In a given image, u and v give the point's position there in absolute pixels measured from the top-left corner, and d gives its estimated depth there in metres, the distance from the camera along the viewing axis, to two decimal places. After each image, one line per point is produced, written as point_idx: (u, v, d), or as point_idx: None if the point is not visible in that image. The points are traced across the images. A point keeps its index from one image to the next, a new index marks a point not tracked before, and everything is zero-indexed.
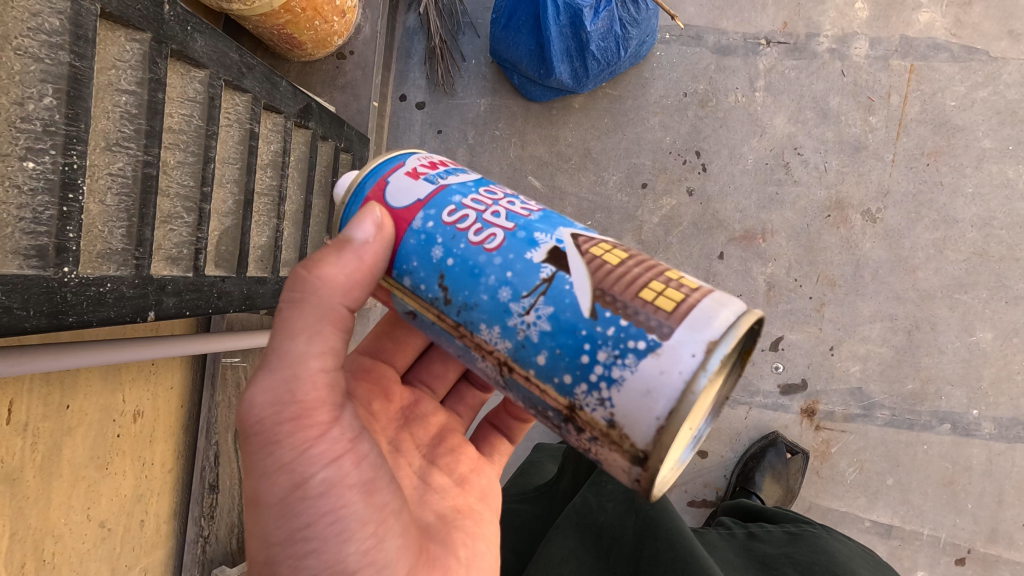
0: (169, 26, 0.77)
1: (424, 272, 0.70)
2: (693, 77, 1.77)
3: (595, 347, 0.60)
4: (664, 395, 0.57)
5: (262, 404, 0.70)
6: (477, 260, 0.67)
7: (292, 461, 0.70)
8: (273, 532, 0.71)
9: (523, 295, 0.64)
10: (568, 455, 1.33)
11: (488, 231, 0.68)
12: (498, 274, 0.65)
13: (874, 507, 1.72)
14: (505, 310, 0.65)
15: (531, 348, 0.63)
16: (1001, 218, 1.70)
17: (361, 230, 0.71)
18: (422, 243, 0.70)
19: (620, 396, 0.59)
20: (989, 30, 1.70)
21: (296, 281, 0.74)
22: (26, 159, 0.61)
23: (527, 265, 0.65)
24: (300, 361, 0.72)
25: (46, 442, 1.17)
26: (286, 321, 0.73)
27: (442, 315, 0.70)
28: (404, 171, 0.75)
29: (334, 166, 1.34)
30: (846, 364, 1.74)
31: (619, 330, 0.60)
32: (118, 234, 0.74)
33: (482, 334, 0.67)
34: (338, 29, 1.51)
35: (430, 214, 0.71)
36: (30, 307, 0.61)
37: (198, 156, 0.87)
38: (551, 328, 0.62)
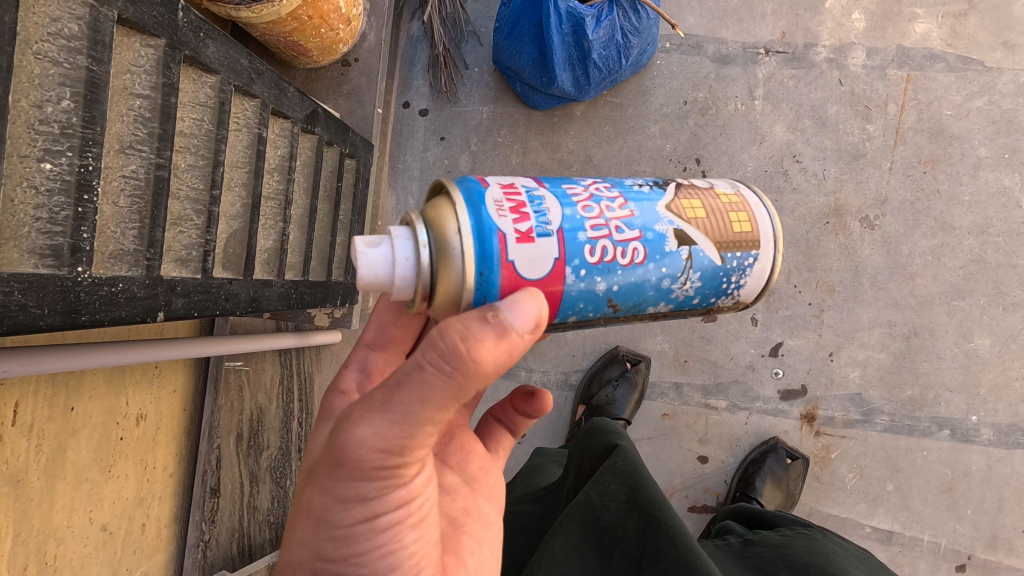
0: (183, 32, 0.79)
1: (593, 306, 0.75)
2: (693, 85, 1.80)
3: (729, 277, 0.80)
4: (773, 272, 0.83)
5: (370, 449, 0.66)
6: (639, 278, 0.75)
7: (373, 499, 0.70)
8: (327, 548, 0.73)
9: (678, 277, 0.77)
10: (577, 448, 1.34)
11: (630, 246, 0.75)
12: (657, 275, 0.76)
13: (874, 513, 1.73)
14: (666, 292, 0.78)
15: (689, 301, 0.80)
16: (998, 225, 1.72)
17: (521, 314, 0.64)
18: (587, 289, 0.74)
19: (746, 289, 0.83)
20: (984, 41, 1.73)
21: (445, 348, 0.61)
22: (44, 160, 0.62)
23: (671, 257, 0.77)
24: (420, 425, 0.65)
25: (50, 443, 1.17)
26: (419, 381, 0.63)
27: (612, 323, 0.79)
28: (513, 239, 0.71)
29: (339, 171, 1.36)
30: (845, 370, 1.75)
31: (737, 260, 0.80)
32: (130, 234, 0.75)
33: (649, 314, 0.80)
34: (344, 36, 1.53)
35: (578, 262, 0.73)
36: (45, 305, 0.62)
37: (208, 160, 0.88)
38: (701, 283, 0.79)
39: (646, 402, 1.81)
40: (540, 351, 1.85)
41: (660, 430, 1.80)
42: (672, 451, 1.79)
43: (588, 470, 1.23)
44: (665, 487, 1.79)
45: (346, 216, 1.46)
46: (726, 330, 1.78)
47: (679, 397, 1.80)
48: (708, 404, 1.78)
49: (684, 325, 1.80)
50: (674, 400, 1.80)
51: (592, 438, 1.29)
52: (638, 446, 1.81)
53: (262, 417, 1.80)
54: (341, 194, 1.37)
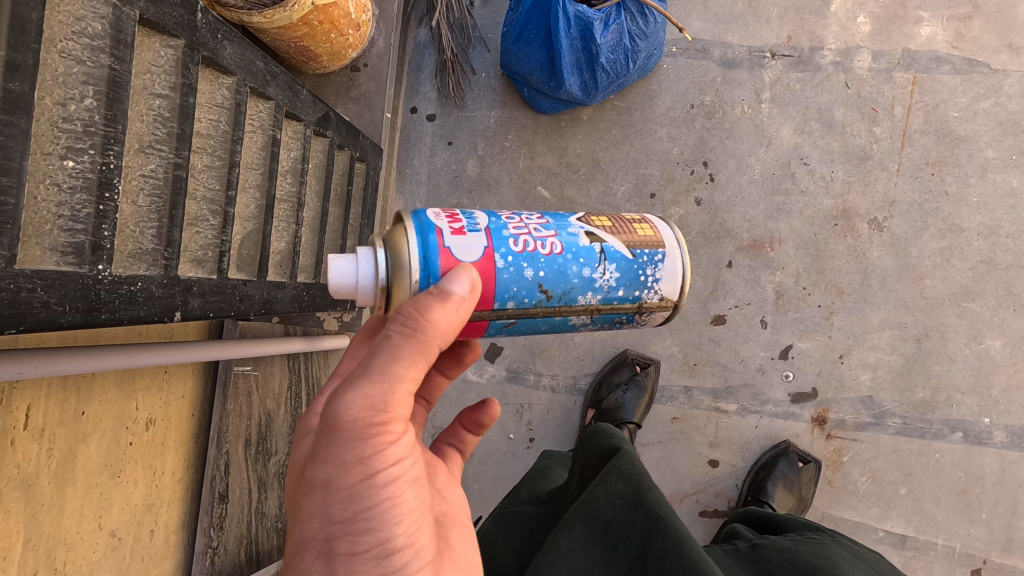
0: (201, 33, 0.79)
1: (526, 290, 0.83)
2: (699, 89, 1.80)
3: (643, 270, 0.89)
4: (685, 269, 0.91)
5: (359, 406, 0.71)
6: (560, 265, 0.85)
7: (371, 457, 0.72)
8: (336, 513, 0.72)
9: (595, 266, 0.86)
10: (579, 453, 1.34)
11: (547, 240, 0.86)
12: (575, 263, 0.85)
13: (887, 517, 1.71)
14: (589, 280, 0.86)
15: (613, 290, 0.88)
16: (1007, 227, 1.72)
17: (459, 283, 0.76)
18: (516, 272, 0.83)
19: (665, 284, 0.90)
20: (989, 43, 1.73)
21: (405, 315, 0.74)
22: (67, 158, 0.62)
23: (586, 250, 0.87)
24: (399, 381, 0.73)
25: (61, 448, 1.17)
26: (389, 342, 0.73)
27: (547, 312, 0.86)
28: (448, 233, 0.82)
29: (349, 175, 1.35)
30: (856, 373, 1.74)
31: (648, 255, 0.89)
32: (149, 234, 0.75)
33: (581, 303, 0.87)
34: (353, 41, 1.55)
35: (505, 249, 0.83)
36: (66, 303, 0.62)
37: (224, 161, 0.88)
38: (619, 273, 0.87)
39: (656, 405, 1.80)
40: (548, 355, 1.85)
41: (670, 434, 1.79)
42: (682, 455, 1.78)
43: (592, 472, 1.22)
44: (675, 491, 1.77)
45: (355, 219, 1.46)
46: (736, 333, 1.77)
47: (689, 400, 1.79)
48: (718, 407, 1.77)
49: (693, 328, 1.79)
50: (684, 404, 1.79)
51: (596, 439, 1.29)
52: (648, 450, 1.80)
53: (270, 422, 1.79)
54: (351, 197, 1.38)
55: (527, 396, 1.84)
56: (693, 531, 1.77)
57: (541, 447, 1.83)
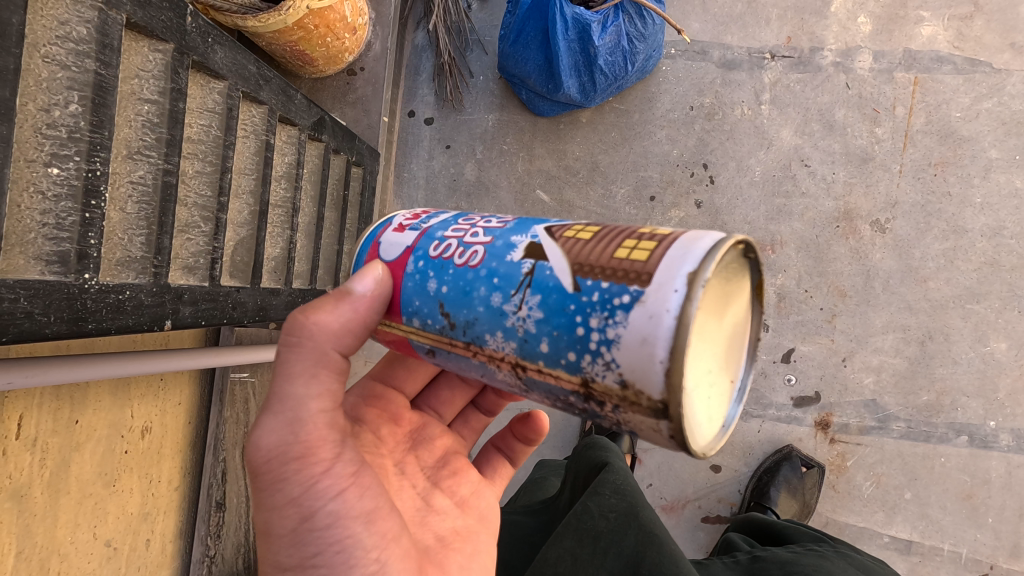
0: (191, 37, 0.78)
1: (427, 306, 0.68)
2: (699, 91, 1.79)
3: (585, 318, 0.56)
4: (668, 333, 0.52)
5: (268, 442, 0.69)
6: (468, 283, 0.64)
7: (300, 496, 0.69)
8: (285, 560, 0.71)
9: (511, 294, 0.61)
10: (569, 466, 1.34)
11: (471, 248, 0.66)
12: (485, 284, 0.63)
13: (893, 523, 1.69)
14: (500, 313, 0.61)
15: (531, 339, 0.59)
16: (1011, 227, 1.70)
17: (357, 283, 0.70)
18: (419, 281, 0.68)
19: (622, 353, 0.54)
20: (991, 42, 1.72)
21: (292, 327, 0.72)
22: (51, 165, 0.61)
23: (507, 270, 0.62)
24: (302, 403, 0.70)
25: (54, 458, 1.15)
26: (282, 364, 0.71)
27: (453, 341, 0.66)
28: (390, 229, 0.75)
29: (345, 180, 1.34)
30: (859, 376, 1.72)
31: (600, 294, 0.56)
32: (137, 241, 0.74)
33: (491, 346, 0.63)
34: (349, 45, 1.54)
35: (421, 253, 0.69)
36: (51, 312, 0.61)
37: (215, 166, 0.87)
38: (543, 315, 0.59)
39: None
40: None
41: None
42: (684, 460, 1.76)
43: (581, 485, 1.22)
44: (677, 497, 1.75)
45: (352, 224, 1.45)
46: None
47: None
48: None
49: None
50: None
51: (589, 452, 1.29)
52: (650, 456, 1.78)
53: None
54: (347, 203, 1.36)
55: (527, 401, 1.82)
56: (695, 538, 1.75)
57: (541, 453, 1.81)
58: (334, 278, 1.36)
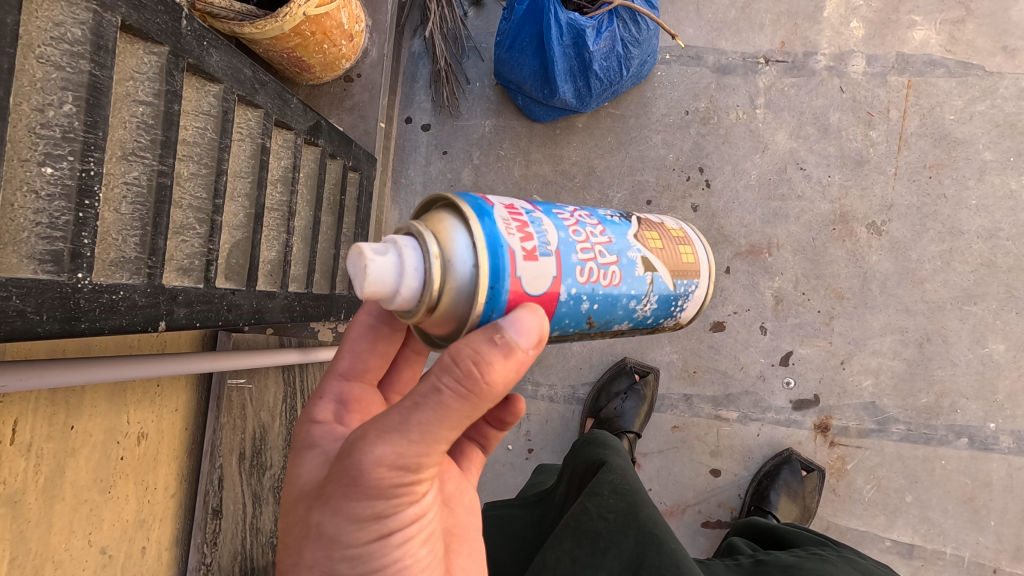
0: (186, 40, 0.78)
1: (575, 320, 0.79)
2: (694, 95, 1.80)
3: (676, 301, 0.90)
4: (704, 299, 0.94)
5: (388, 469, 0.66)
6: (614, 297, 0.80)
7: (388, 518, 0.70)
8: (341, 568, 0.72)
9: (641, 299, 0.84)
10: (567, 459, 1.34)
11: (610, 269, 0.80)
12: (627, 296, 0.82)
13: (894, 526, 1.68)
14: (631, 310, 0.84)
15: (646, 319, 0.87)
16: (1007, 229, 1.70)
17: (525, 335, 0.66)
18: (575, 304, 0.77)
19: (686, 313, 0.93)
20: (983, 46, 1.73)
21: (462, 369, 0.63)
22: (45, 164, 0.61)
23: (638, 279, 0.83)
24: (437, 442, 0.66)
25: (49, 463, 1.15)
26: (436, 400, 0.64)
27: (582, 336, 0.83)
28: (520, 257, 0.72)
29: (342, 184, 1.35)
30: (858, 378, 1.72)
31: (685, 287, 0.90)
32: (132, 242, 0.74)
33: (614, 329, 0.85)
34: (346, 52, 1.55)
35: (571, 280, 0.76)
36: (44, 311, 0.61)
37: (211, 168, 0.88)
38: (658, 305, 0.87)
39: (656, 414, 1.77)
40: (546, 364, 1.82)
41: (671, 443, 1.76)
42: (683, 465, 1.75)
43: (580, 482, 1.23)
44: (676, 502, 1.75)
45: (349, 229, 1.45)
46: (734, 340, 1.75)
47: (689, 408, 1.76)
48: (719, 416, 1.75)
49: (692, 335, 1.77)
50: (685, 412, 1.76)
51: (586, 448, 1.28)
52: (649, 460, 1.77)
53: (265, 435, 1.75)
54: (344, 208, 1.37)
55: (525, 405, 1.81)
56: (695, 543, 1.74)
57: (540, 458, 1.80)
58: (330, 282, 1.36)
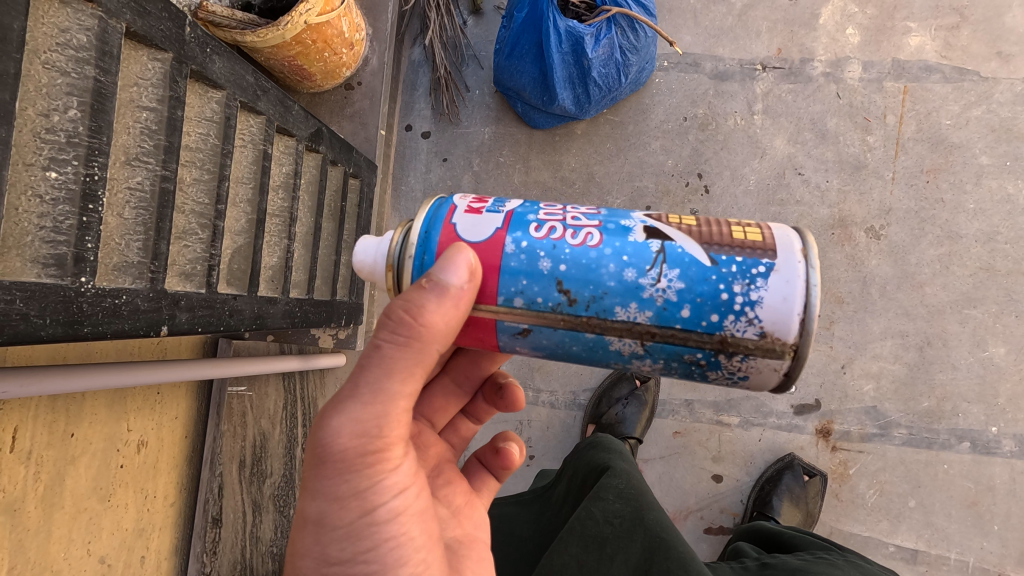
0: (190, 47, 0.79)
1: (539, 284, 0.78)
2: (692, 102, 1.81)
3: (728, 286, 0.75)
4: (801, 293, 0.73)
5: (350, 437, 0.74)
6: (590, 260, 0.77)
7: (365, 490, 0.76)
8: (334, 551, 0.78)
9: (646, 270, 0.76)
10: (569, 459, 1.34)
11: (582, 231, 0.79)
12: (615, 262, 0.77)
13: (897, 532, 1.67)
14: (636, 287, 0.76)
15: (673, 306, 0.75)
16: (1005, 233, 1.71)
17: (456, 274, 0.75)
18: (528, 260, 0.78)
19: (764, 311, 0.74)
20: (978, 51, 1.75)
21: (397, 320, 0.75)
22: (50, 168, 0.62)
23: (637, 247, 0.78)
24: (392, 400, 0.75)
25: (48, 471, 1.14)
26: (382, 360, 0.75)
27: (569, 316, 0.78)
28: (461, 211, 0.83)
29: (342, 191, 1.36)
30: (859, 383, 1.72)
31: (737, 266, 0.75)
32: (135, 247, 0.75)
33: (622, 316, 0.76)
34: (346, 60, 1.56)
35: (520, 234, 0.79)
36: (47, 315, 0.61)
37: (214, 174, 0.88)
38: (684, 285, 0.75)
39: (657, 419, 1.77)
40: (547, 370, 1.82)
41: (672, 449, 1.75)
42: (685, 470, 1.75)
43: (583, 485, 1.23)
44: (678, 508, 1.74)
45: (350, 235, 1.46)
46: None
47: (690, 413, 1.76)
48: (720, 421, 1.74)
49: None
50: (686, 418, 1.76)
51: (589, 451, 1.29)
52: (650, 466, 1.76)
53: (265, 443, 1.75)
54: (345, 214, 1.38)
55: (526, 411, 1.81)
56: (698, 549, 1.73)
57: (541, 465, 1.80)
58: (331, 288, 1.36)
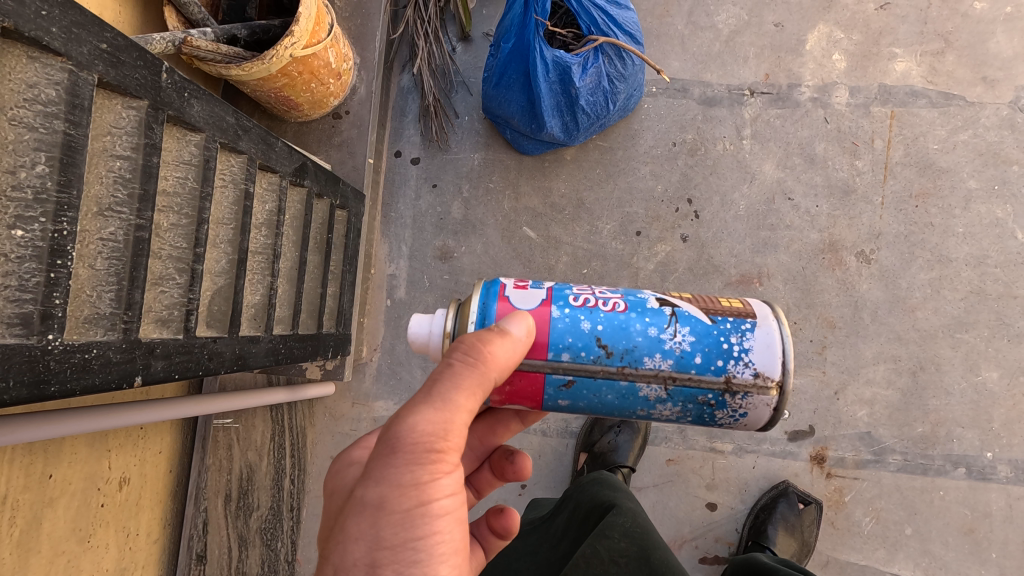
0: (166, 93, 0.78)
1: (582, 341, 0.85)
2: (681, 127, 1.82)
3: (727, 337, 0.85)
4: (781, 343, 0.84)
5: (423, 430, 0.74)
6: (621, 321, 0.86)
7: (426, 483, 0.74)
8: (386, 537, 0.72)
9: (665, 326, 0.85)
10: (570, 492, 1.35)
11: (610, 299, 0.89)
12: (640, 321, 0.86)
13: (895, 560, 1.65)
14: (658, 340, 0.85)
15: (688, 354, 0.84)
16: (995, 256, 1.71)
17: (517, 326, 0.82)
18: (572, 322, 0.86)
19: (756, 356, 0.84)
20: (964, 77, 1.76)
21: (468, 345, 0.78)
22: (15, 227, 0.60)
23: (654, 311, 0.87)
24: (460, 410, 0.76)
25: (25, 515, 1.10)
26: (455, 370, 0.77)
27: (608, 368, 0.84)
28: (511, 285, 0.90)
29: (328, 224, 1.35)
30: (852, 409, 1.71)
31: (732, 322, 0.86)
32: (107, 298, 0.73)
33: (650, 366, 0.84)
34: (334, 90, 1.56)
35: (563, 303, 0.88)
36: (11, 377, 0.59)
37: (192, 218, 0.86)
38: (695, 337, 0.85)
39: (650, 447, 1.75)
40: None
41: (666, 477, 1.73)
42: (680, 499, 1.72)
43: (585, 520, 1.23)
44: (673, 538, 1.71)
45: (337, 266, 1.44)
46: None
47: (684, 440, 1.74)
48: (714, 448, 1.73)
49: None
50: (679, 445, 1.74)
51: (593, 488, 1.29)
52: (644, 495, 1.73)
53: (252, 475, 1.73)
54: (331, 246, 1.36)
55: (517, 439, 1.78)
56: None
57: (532, 494, 1.76)
58: (317, 321, 1.34)
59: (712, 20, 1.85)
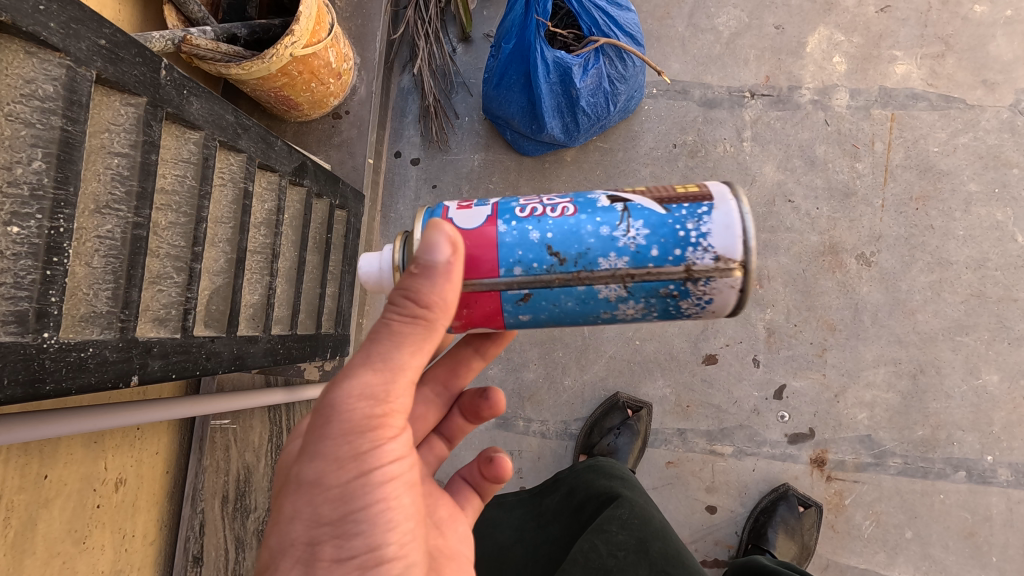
0: (165, 90, 0.77)
1: (530, 253, 0.77)
2: (681, 129, 1.82)
3: (683, 225, 0.75)
4: (741, 221, 0.74)
5: (357, 395, 0.72)
6: (569, 226, 0.77)
7: (365, 453, 0.73)
8: (324, 513, 0.73)
9: (615, 224, 0.76)
10: (566, 475, 1.34)
11: (555, 204, 0.80)
12: (588, 222, 0.77)
13: (895, 564, 1.64)
14: (609, 238, 0.76)
15: (642, 249, 0.75)
16: (995, 259, 1.70)
17: (439, 250, 0.71)
18: (517, 236, 0.78)
19: (716, 240, 0.74)
20: (964, 80, 1.76)
21: (402, 293, 0.72)
22: (11, 223, 0.59)
23: (603, 210, 0.78)
24: (403, 369, 0.74)
25: (20, 516, 1.09)
26: (392, 329, 0.73)
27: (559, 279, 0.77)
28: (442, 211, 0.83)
29: (328, 223, 1.34)
30: (853, 412, 1.70)
31: (687, 209, 0.75)
32: (104, 296, 0.72)
33: (605, 267, 0.76)
34: (334, 90, 1.56)
35: (506, 216, 0.80)
36: (6, 375, 0.59)
37: (190, 217, 0.86)
38: (648, 230, 0.75)
39: (650, 450, 1.74)
40: (538, 400, 1.78)
41: (665, 479, 1.73)
42: (679, 501, 1.71)
43: (580, 508, 1.24)
44: None
45: (336, 266, 1.44)
46: (728, 373, 1.74)
47: (683, 443, 1.73)
48: (714, 450, 1.72)
49: (684, 368, 1.75)
50: (679, 447, 1.73)
51: (591, 475, 1.28)
52: None
53: (249, 477, 1.72)
54: (330, 245, 1.36)
55: (515, 441, 1.77)
56: None
57: None
58: (316, 321, 1.34)
59: (712, 22, 1.85)
